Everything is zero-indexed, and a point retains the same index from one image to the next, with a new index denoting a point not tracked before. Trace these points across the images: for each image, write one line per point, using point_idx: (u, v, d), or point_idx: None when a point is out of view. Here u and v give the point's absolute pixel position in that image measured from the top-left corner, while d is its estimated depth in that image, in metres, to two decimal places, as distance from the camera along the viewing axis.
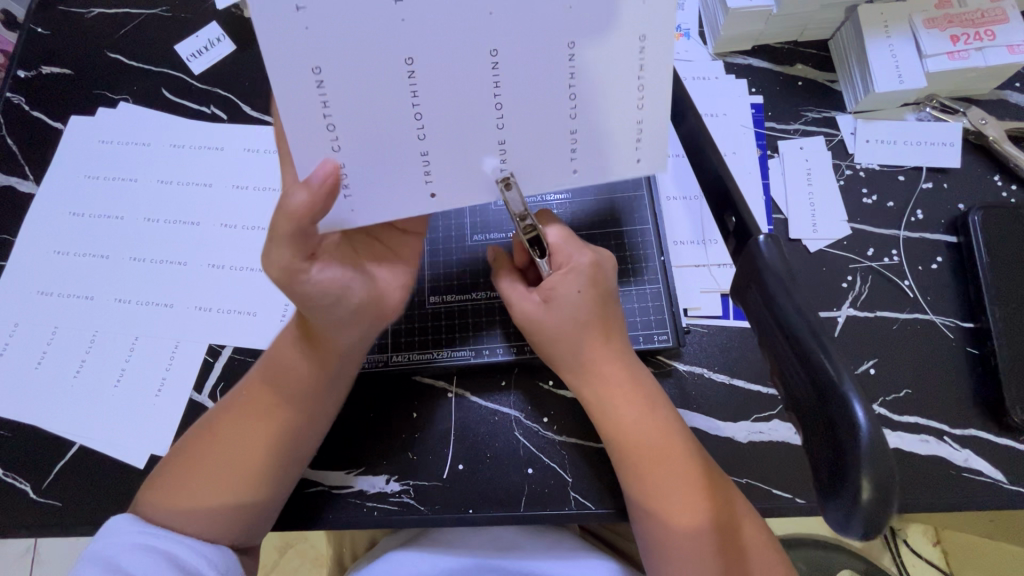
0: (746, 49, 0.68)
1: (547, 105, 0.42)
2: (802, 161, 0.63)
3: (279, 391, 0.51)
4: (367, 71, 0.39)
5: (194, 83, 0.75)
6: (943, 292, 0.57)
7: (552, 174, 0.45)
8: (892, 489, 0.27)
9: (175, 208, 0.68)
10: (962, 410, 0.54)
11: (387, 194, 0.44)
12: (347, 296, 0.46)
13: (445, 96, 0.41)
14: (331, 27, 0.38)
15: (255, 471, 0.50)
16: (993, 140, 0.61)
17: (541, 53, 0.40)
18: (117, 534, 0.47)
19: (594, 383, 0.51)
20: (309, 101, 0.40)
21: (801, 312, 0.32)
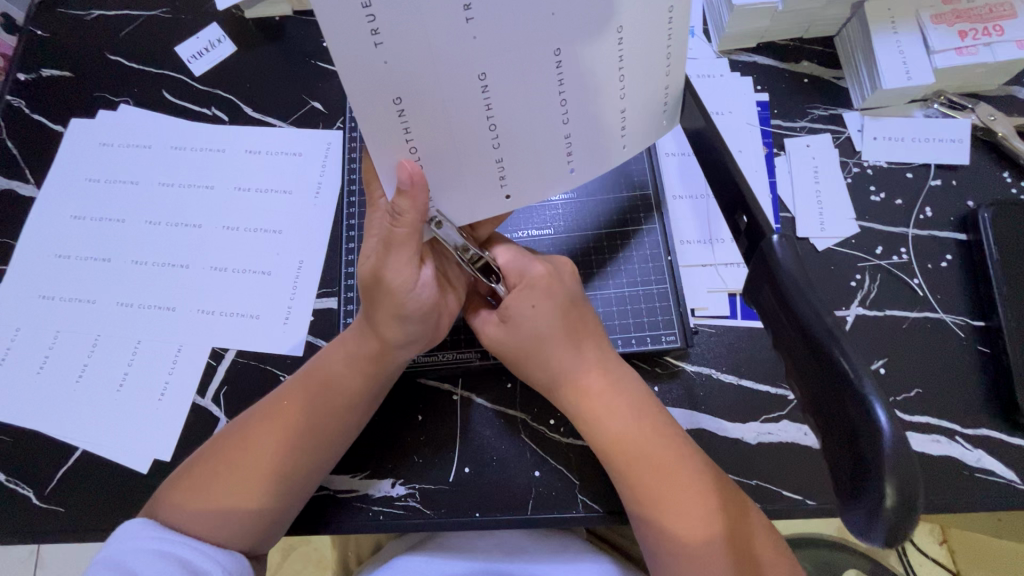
0: (752, 47, 0.67)
1: (602, 93, 0.43)
2: (810, 158, 0.62)
3: (322, 399, 0.51)
4: (442, 91, 0.40)
5: (196, 85, 0.74)
6: (954, 290, 0.57)
7: (608, 156, 0.48)
8: (917, 495, 0.26)
9: (177, 211, 0.68)
10: (974, 409, 0.53)
11: (468, 198, 0.46)
12: (426, 312, 0.50)
13: (516, 103, 0.42)
14: (405, 55, 0.38)
15: (283, 480, 0.50)
16: (1003, 136, 0.60)
17: (594, 48, 0.40)
18: (125, 541, 0.46)
19: (577, 395, 0.51)
20: (393, 130, 0.41)
21: (816, 310, 0.32)
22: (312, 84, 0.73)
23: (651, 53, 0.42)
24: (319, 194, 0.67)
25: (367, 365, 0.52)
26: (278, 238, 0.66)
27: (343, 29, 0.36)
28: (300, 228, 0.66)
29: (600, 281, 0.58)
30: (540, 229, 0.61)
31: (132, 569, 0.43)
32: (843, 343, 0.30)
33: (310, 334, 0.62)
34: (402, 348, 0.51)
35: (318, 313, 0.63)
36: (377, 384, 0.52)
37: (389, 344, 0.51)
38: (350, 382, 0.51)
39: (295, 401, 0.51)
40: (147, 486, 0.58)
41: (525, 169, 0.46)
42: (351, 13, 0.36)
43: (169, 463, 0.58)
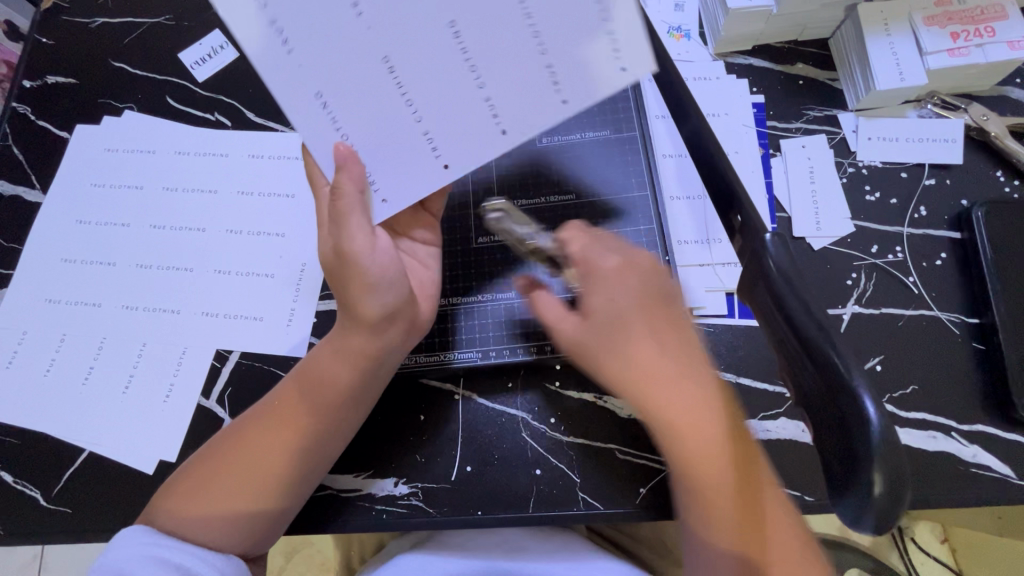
0: (747, 49, 0.68)
1: (513, 53, 0.43)
2: (805, 158, 0.63)
3: (312, 398, 0.52)
4: (356, 77, 0.43)
5: (199, 90, 0.75)
6: (949, 288, 0.58)
7: (545, 117, 0.45)
8: (904, 486, 0.27)
9: (181, 215, 0.69)
10: (969, 405, 0.54)
11: (408, 176, 0.47)
12: (392, 277, 0.50)
13: (430, 83, 0.44)
14: (317, 55, 0.42)
15: (281, 481, 0.51)
16: (995, 135, 0.61)
17: (489, 7, 0.41)
18: (123, 548, 0.48)
19: (657, 397, 0.46)
20: (319, 121, 0.44)
21: (807, 307, 0.32)
22: None
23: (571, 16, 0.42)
24: None
25: (351, 359, 0.52)
26: (281, 241, 0.67)
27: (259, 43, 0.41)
28: (302, 230, 0.67)
29: None
30: (539, 230, 0.61)
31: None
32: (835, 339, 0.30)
33: (313, 335, 0.63)
34: (381, 338, 0.51)
35: (320, 315, 0.63)
36: (368, 380, 0.53)
37: (373, 333, 0.51)
38: (338, 381, 0.52)
39: (288, 400, 0.52)
40: (153, 486, 0.59)
41: (461, 141, 0.45)
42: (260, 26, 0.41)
43: (174, 464, 0.59)
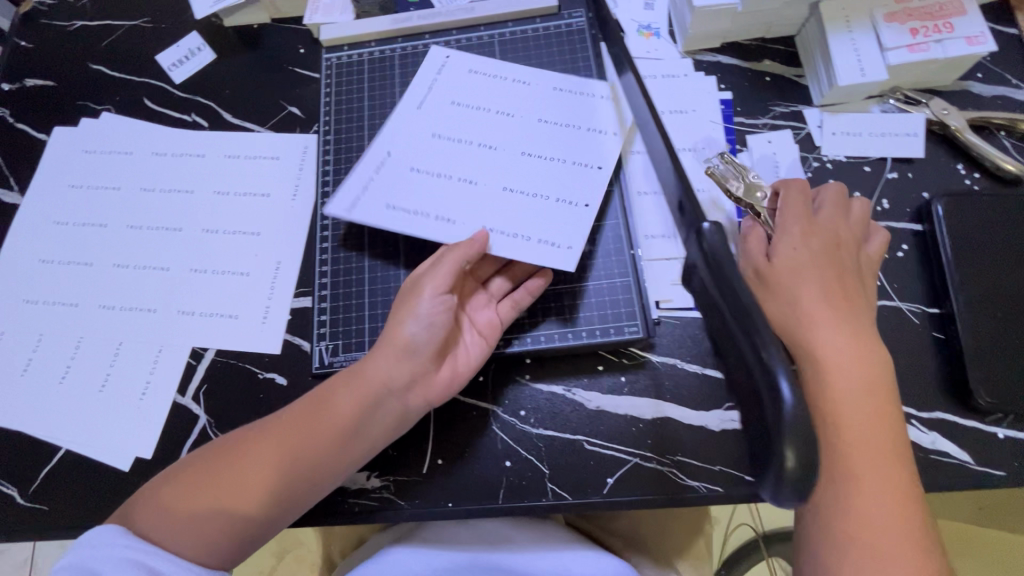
0: (715, 47, 0.69)
1: (553, 137, 0.62)
2: (770, 153, 0.64)
3: (314, 415, 0.52)
4: (461, 199, 0.59)
5: (177, 92, 0.76)
6: (910, 279, 0.59)
7: (596, 183, 0.60)
8: (814, 461, 0.28)
9: (158, 215, 0.70)
10: (928, 393, 0.55)
11: (525, 251, 0.56)
12: (435, 325, 0.53)
13: (515, 176, 0.60)
14: (431, 196, 0.59)
15: (264, 497, 0.50)
16: (955, 129, 0.62)
17: (528, 121, 0.62)
18: (99, 550, 0.46)
19: (848, 343, 0.46)
20: (440, 230, 0.57)
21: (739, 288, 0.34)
22: (289, 90, 0.75)
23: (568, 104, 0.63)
24: (296, 196, 0.69)
25: (361, 387, 0.52)
26: (256, 240, 0.67)
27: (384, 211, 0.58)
28: (278, 229, 0.67)
29: (565, 275, 0.60)
30: None
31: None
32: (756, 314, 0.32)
33: (288, 332, 0.63)
34: (387, 368, 0.52)
35: (294, 313, 0.64)
36: (368, 413, 0.52)
37: (393, 368, 0.52)
38: (340, 407, 0.52)
39: (293, 415, 0.53)
40: (129, 483, 0.59)
41: (559, 188, 0.59)
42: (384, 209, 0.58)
43: (150, 461, 0.60)
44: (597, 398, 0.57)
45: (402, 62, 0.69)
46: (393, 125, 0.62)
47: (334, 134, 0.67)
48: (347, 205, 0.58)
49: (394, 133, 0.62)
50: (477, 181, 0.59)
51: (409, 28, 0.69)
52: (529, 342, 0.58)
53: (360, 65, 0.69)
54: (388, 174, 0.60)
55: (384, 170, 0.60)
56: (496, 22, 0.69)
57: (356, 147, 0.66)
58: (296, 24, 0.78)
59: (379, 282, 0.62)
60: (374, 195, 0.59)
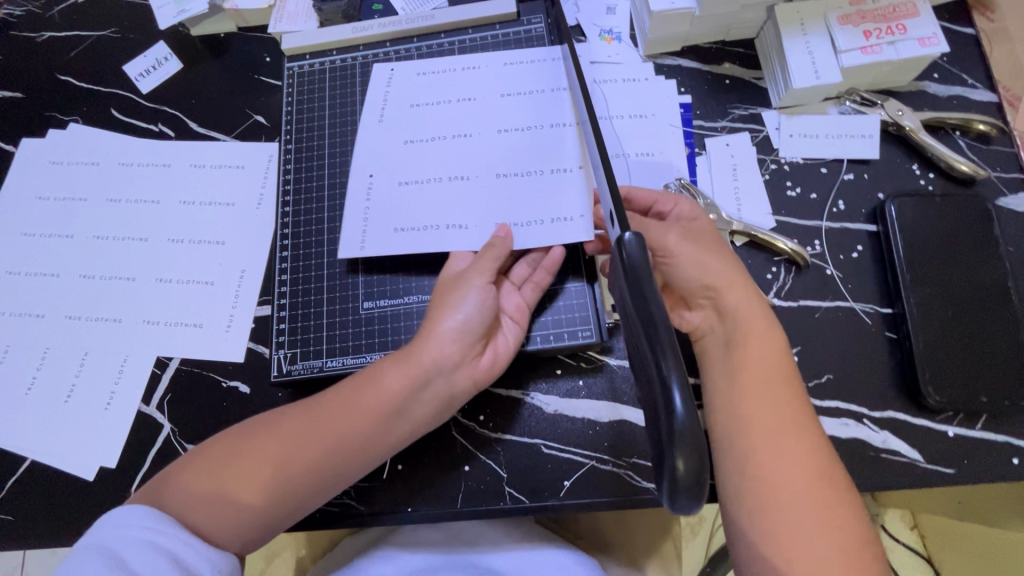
0: (676, 51, 0.70)
1: (515, 109, 0.63)
2: (728, 156, 0.65)
3: (359, 401, 0.51)
4: (462, 200, 0.60)
5: (143, 102, 0.77)
6: (865, 280, 0.59)
7: (570, 145, 0.61)
8: (705, 467, 0.28)
9: (124, 225, 0.70)
10: (880, 392, 0.55)
11: (539, 234, 0.58)
12: (479, 319, 0.53)
13: (503, 160, 0.61)
14: (430, 204, 0.61)
15: (304, 485, 0.49)
16: (909, 130, 0.62)
17: (490, 100, 0.64)
18: (118, 533, 0.43)
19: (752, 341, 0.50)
20: (451, 235, 0.59)
21: (652, 305, 0.30)
22: (255, 99, 0.75)
23: (511, 74, 0.65)
24: (261, 205, 0.69)
25: (409, 373, 0.52)
26: (220, 248, 0.68)
27: (383, 235, 0.60)
28: (242, 238, 0.68)
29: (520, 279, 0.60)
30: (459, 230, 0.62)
31: (124, 563, 0.41)
32: (660, 334, 0.29)
33: (251, 340, 0.64)
34: (437, 354, 0.52)
35: (258, 321, 0.65)
36: (415, 401, 0.52)
37: (439, 359, 0.52)
38: (387, 394, 0.51)
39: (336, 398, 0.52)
40: (94, 493, 0.60)
41: (542, 160, 0.60)
42: (386, 232, 0.60)
43: (114, 470, 0.60)
44: (555, 402, 0.58)
45: (363, 70, 0.69)
46: (363, 150, 0.64)
47: (295, 143, 0.68)
48: (358, 244, 0.60)
49: (371, 156, 0.63)
50: (470, 177, 0.61)
51: (371, 36, 0.69)
52: None
53: (322, 74, 0.70)
54: (380, 196, 0.61)
55: (375, 194, 0.62)
56: (457, 29, 0.69)
57: (316, 155, 0.67)
58: (262, 32, 0.78)
59: (337, 290, 0.62)
60: (379, 225, 0.61)
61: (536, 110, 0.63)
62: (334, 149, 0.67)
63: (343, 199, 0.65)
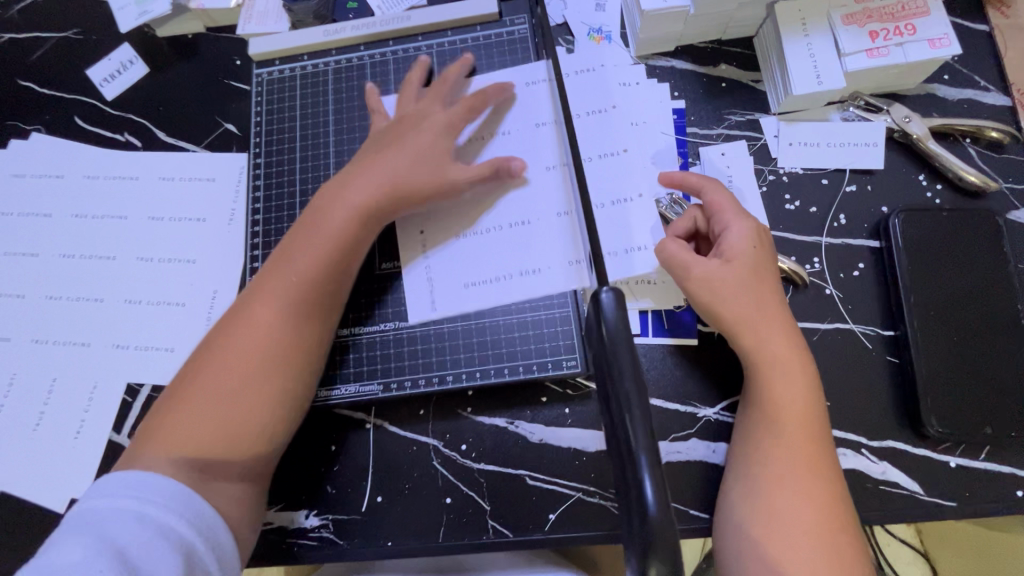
0: (670, 51, 0.65)
1: (530, 139, 0.59)
2: (723, 168, 0.61)
3: (285, 292, 0.52)
4: (507, 252, 0.56)
5: (108, 110, 0.72)
6: (866, 300, 0.56)
7: (553, 182, 0.57)
8: (675, 559, 0.29)
9: (90, 242, 0.67)
10: (880, 421, 0.53)
11: (536, 286, 0.55)
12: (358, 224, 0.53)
13: (519, 203, 0.57)
14: (483, 257, 0.57)
15: (207, 393, 0.50)
16: (917, 138, 0.59)
17: (526, 130, 0.59)
18: (106, 500, 0.45)
19: (780, 369, 0.47)
20: (497, 293, 0.56)
21: (626, 384, 0.31)
22: (225, 105, 0.71)
23: (528, 99, 0.60)
24: (232, 221, 0.66)
25: (337, 233, 0.53)
26: (191, 267, 0.65)
27: (447, 291, 0.57)
28: (213, 257, 0.65)
29: (501, 307, 0.57)
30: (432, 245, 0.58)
31: (111, 535, 0.43)
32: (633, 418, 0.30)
33: None
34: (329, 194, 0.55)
35: None
36: (353, 229, 0.54)
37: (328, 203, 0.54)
38: (315, 271, 0.52)
39: (262, 302, 0.52)
40: None
41: (546, 199, 0.57)
42: (455, 289, 0.57)
43: None
44: (540, 431, 0.55)
45: (336, 76, 0.65)
46: None
47: (265, 157, 0.64)
48: (428, 302, 0.57)
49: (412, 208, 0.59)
50: (532, 221, 0.57)
51: (344, 39, 0.65)
52: (464, 379, 0.55)
53: (293, 81, 0.65)
54: (439, 251, 0.57)
55: (432, 249, 0.58)
56: (436, 31, 0.65)
57: (286, 171, 0.63)
58: (231, 33, 0.73)
59: None
60: (448, 273, 0.57)
61: (524, 143, 0.59)
62: (307, 163, 0.63)
63: None
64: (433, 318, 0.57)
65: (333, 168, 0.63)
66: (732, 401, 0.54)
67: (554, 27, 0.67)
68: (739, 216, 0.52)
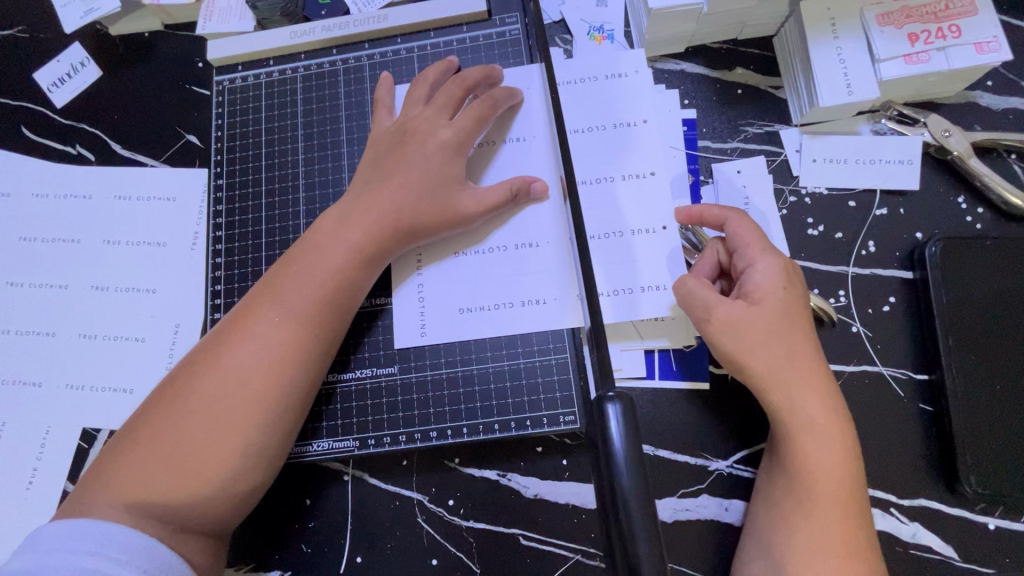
0: (679, 53, 0.58)
1: (531, 154, 0.53)
2: (739, 188, 0.54)
3: (280, 325, 0.45)
4: (503, 277, 0.51)
5: (56, 118, 0.65)
6: (897, 340, 0.50)
7: (551, 205, 0.51)
8: None
9: (39, 270, 0.60)
10: (912, 476, 0.48)
11: (532, 320, 0.50)
12: (354, 256, 0.47)
13: (515, 226, 0.52)
14: (478, 281, 0.51)
15: (172, 439, 0.42)
16: (957, 155, 0.52)
17: (535, 143, 0.53)
18: (56, 555, 0.37)
19: (817, 434, 0.42)
20: (491, 323, 0.51)
21: (639, 541, 0.24)
22: (186, 114, 0.64)
23: (528, 110, 0.54)
24: (195, 247, 0.60)
25: (342, 265, 0.47)
26: (152, 298, 0.59)
27: (443, 317, 0.51)
28: (176, 287, 0.59)
29: (493, 352, 0.51)
30: (419, 273, 0.52)
31: None
32: None
33: None
34: (327, 225, 0.49)
35: None
36: (352, 262, 0.47)
37: (325, 233, 0.48)
38: (319, 304, 0.46)
39: (257, 332, 0.45)
40: None
41: (544, 225, 0.51)
42: (452, 316, 0.51)
43: None
44: (535, 484, 0.50)
45: (305, 84, 0.58)
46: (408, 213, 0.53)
47: (227, 176, 0.57)
48: (417, 332, 0.51)
49: None
50: (539, 244, 0.51)
51: (313, 42, 0.58)
52: (450, 436, 0.50)
53: (258, 89, 0.59)
54: (437, 276, 0.52)
55: (430, 272, 0.52)
56: (417, 32, 0.58)
57: (252, 191, 0.57)
58: (191, 31, 0.66)
59: None
60: (440, 306, 0.52)
61: (523, 163, 0.53)
62: (274, 184, 0.57)
63: (282, 247, 0.55)
64: (415, 365, 0.51)
65: (303, 189, 0.56)
66: (746, 453, 0.49)
67: (550, 25, 0.59)
68: (766, 250, 0.46)
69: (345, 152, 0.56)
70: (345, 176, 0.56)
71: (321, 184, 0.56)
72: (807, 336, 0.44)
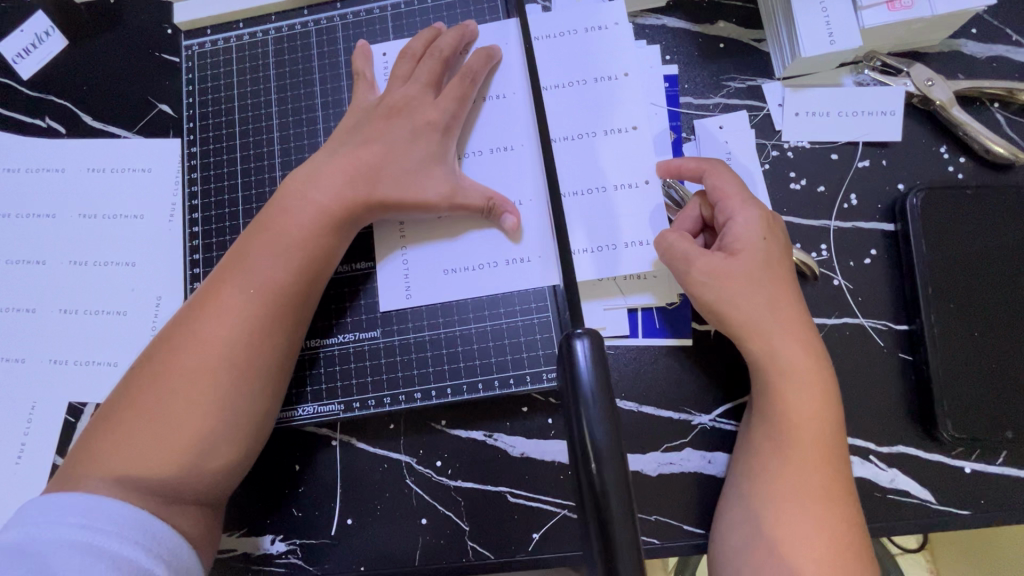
0: (661, 6, 0.57)
1: (510, 112, 0.52)
2: (721, 144, 0.54)
3: (256, 290, 0.45)
4: (485, 237, 0.51)
5: (23, 90, 0.63)
6: (877, 292, 0.51)
7: (530, 164, 0.51)
8: None
9: (14, 246, 0.59)
10: (891, 424, 0.48)
11: (513, 279, 0.50)
12: (329, 219, 0.47)
13: (496, 186, 0.51)
14: (461, 242, 0.51)
15: (155, 407, 0.42)
16: (940, 104, 0.52)
17: (514, 102, 0.52)
18: (44, 528, 0.37)
19: (795, 380, 0.42)
20: (474, 283, 0.51)
21: (604, 468, 0.24)
22: (157, 83, 0.62)
23: (505, 68, 0.53)
24: (173, 218, 0.59)
25: (318, 231, 0.47)
26: (132, 270, 0.58)
27: (427, 278, 0.51)
28: (156, 259, 0.58)
29: (475, 313, 0.51)
30: (400, 236, 0.52)
31: (46, 567, 0.35)
32: (613, 517, 0.23)
33: None
34: (301, 189, 0.48)
35: None
36: (326, 225, 0.47)
37: (301, 196, 0.47)
38: (296, 268, 0.46)
39: (232, 304, 0.44)
40: None
41: (524, 184, 0.51)
42: (435, 277, 0.51)
43: None
44: (521, 444, 0.51)
45: (277, 47, 0.57)
46: None
47: (201, 144, 0.56)
48: (402, 294, 0.51)
49: None
50: (520, 203, 0.51)
51: (284, 3, 0.56)
52: (434, 397, 0.50)
53: (228, 54, 0.57)
54: (419, 237, 0.51)
55: (412, 234, 0.52)
56: None
57: (227, 159, 0.56)
58: None
59: None
60: (422, 268, 0.51)
61: (502, 123, 0.52)
62: (249, 152, 0.56)
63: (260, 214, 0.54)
64: (398, 328, 0.51)
65: (278, 155, 0.55)
66: (729, 406, 0.49)
67: None
68: (746, 202, 0.46)
69: (320, 116, 0.55)
70: (320, 141, 0.55)
71: (296, 149, 0.55)
72: (786, 285, 0.44)
